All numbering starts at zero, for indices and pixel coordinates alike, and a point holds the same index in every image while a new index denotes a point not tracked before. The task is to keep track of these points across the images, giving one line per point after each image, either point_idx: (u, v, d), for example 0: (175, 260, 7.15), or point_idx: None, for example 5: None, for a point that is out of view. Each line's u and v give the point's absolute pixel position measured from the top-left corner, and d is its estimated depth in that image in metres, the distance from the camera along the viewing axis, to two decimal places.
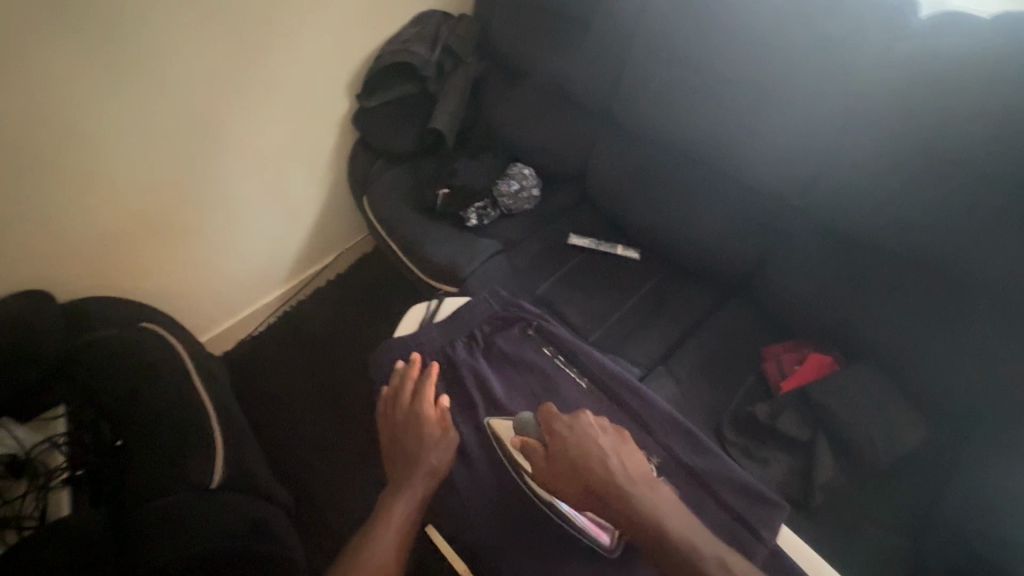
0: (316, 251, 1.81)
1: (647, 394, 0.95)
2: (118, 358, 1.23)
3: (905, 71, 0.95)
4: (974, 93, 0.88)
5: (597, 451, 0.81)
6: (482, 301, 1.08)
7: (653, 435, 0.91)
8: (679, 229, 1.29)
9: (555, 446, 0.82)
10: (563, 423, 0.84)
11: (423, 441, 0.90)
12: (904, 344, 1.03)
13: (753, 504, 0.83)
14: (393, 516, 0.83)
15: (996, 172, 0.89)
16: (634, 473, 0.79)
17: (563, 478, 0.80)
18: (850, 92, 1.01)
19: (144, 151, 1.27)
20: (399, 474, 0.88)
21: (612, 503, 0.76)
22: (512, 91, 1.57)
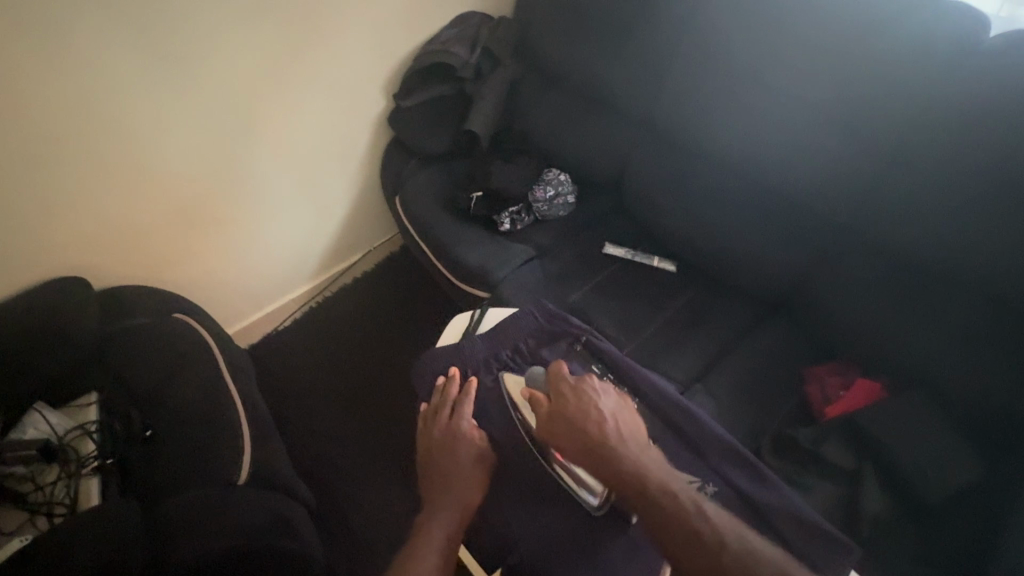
0: (346, 248, 1.81)
1: (701, 419, 0.91)
2: (152, 350, 1.24)
3: (968, 86, 0.90)
4: None
5: (597, 413, 0.84)
6: (527, 313, 1.06)
7: (707, 461, 0.88)
8: (718, 241, 1.25)
9: (556, 407, 0.86)
10: (567, 385, 0.88)
11: (458, 460, 0.89)
12: (957, 377, 0.98)
13: (810, 539, 0.79)
14: (433, 537, 0.82)
15: None
16: (628, 437, 0.81)
17: (557, 433, 0.83)
18: (910, 107, 0.97)
19: (185, 144, 1.29)
20: (435, 493, 0.86)
21: (601, 460, 0.79)
22: (549, 95, 1.55)
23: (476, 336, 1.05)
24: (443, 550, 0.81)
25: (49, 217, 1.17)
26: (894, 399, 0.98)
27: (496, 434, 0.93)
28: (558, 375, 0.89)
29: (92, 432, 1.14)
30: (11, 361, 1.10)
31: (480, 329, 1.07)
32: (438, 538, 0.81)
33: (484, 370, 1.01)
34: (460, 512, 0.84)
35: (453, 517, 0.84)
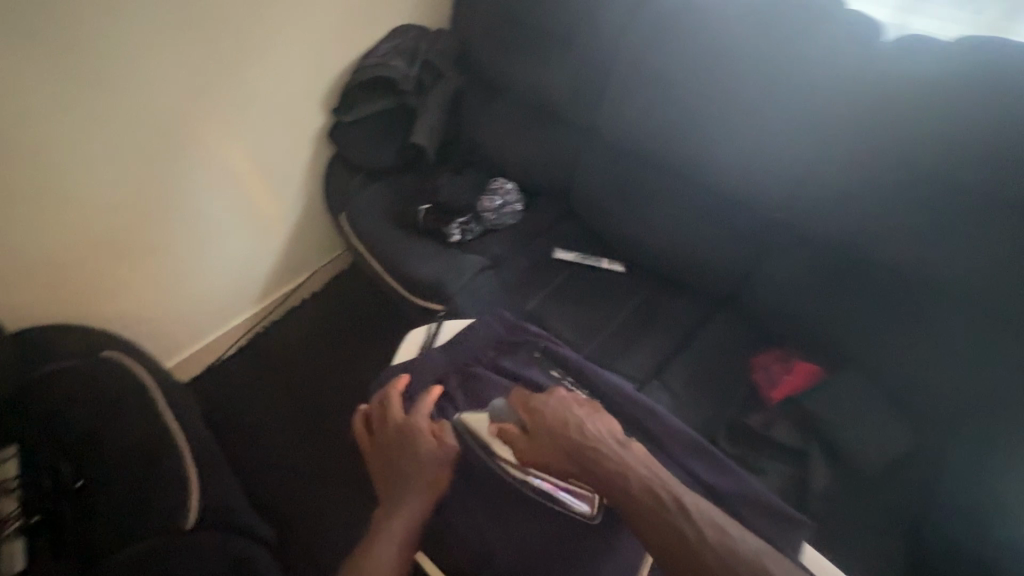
0: (291, 269, 1.74)
1: (658, 414, 0.94)
2: (82, 392, 1.15)
3: (870, 89, 1.00)
4: (939, 107, 0.93)
5: (575, 421, 0.85)
6: (485, 324, 1.08)
7: (667, 454, 0.91)
8: (663, 241, 1.30)
9: (535, 424, 0.85)
10: (539, 402, 0.88)
11: (419, 454, 0.87)
12: (886, 354, 1.05)
13: (767, 519, 0.82)
14: (393, 531, 0.81)
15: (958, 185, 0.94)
16: (609, 439, 0.83)
17: (541, 447, 0.83)
18: (826, 106, 1.05)
19: (108, 170, 1.22)
20: (396, 494, 0.85)
21: (589, 465, 0.80)
22: (491, 106, 1.57)
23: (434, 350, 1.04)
24: (402, 545, 0.80)
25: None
26: (832, 379, 1.04)
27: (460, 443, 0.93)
28: (526, 399, 0.88)
29: (12, 490, 1.03)
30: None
31: (439, 341, 1.06)
32: (395, 532, 0.81)
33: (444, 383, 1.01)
34: (417, 508, 0.83)
35: (414, 513, 0.83)
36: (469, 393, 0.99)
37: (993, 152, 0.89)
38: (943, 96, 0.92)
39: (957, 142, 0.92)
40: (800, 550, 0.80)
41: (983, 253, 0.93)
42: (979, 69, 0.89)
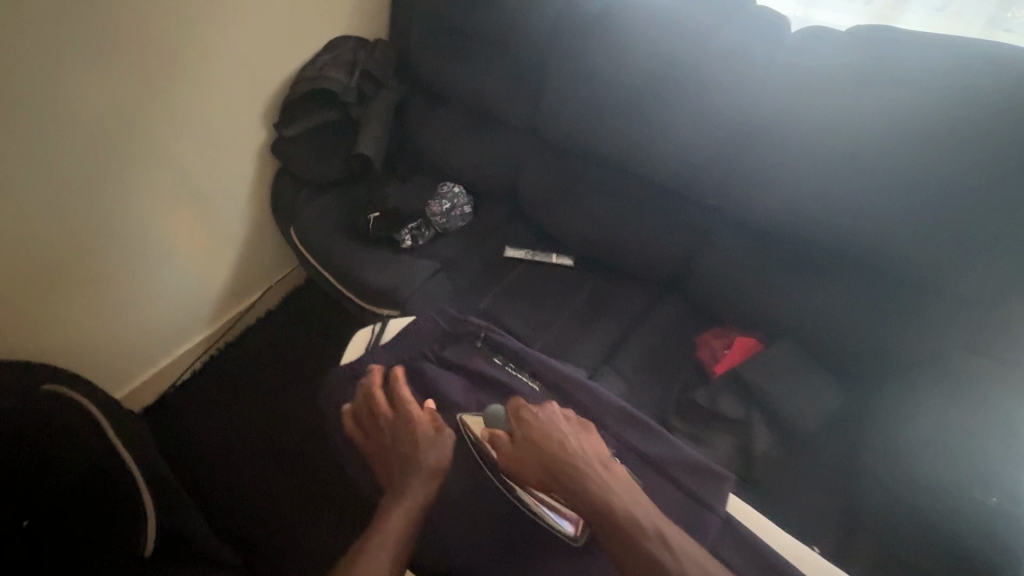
0: (243, 288, 1.71)
1: (596, 389, 0.98)
2: (16, 428, 1.08)
3: (786, 75, 1.06)
4: (845, 88, 1.00)
5: (563, 437, 0.83)
6: (428, 319, 1.09)
7: (604, 426, 0.94)
8: (606, 233, 1.35)
9: (521, 434, 0.84)
10: (530, 413, 0.87)
11: (416, 439, 0.86)
12: (816, 322, 1.13)
13: (701, 478, 0.87)
14: (393, 515, 0.78)
15: (868, 160, 1.00)
16: (594, 459, 0.81)
17: (524, 459, 0.82)
18: (742, 97, 1.12)
19: (36, 196, 1.17)
20: (397, 478, 0.83)
21: (570, 485, 0.78)
22: (435, 113, 1.59)
23: (388, 350, 1.05)
24: (402, 532, 0.76)
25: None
26: (768, 351, 1.11)
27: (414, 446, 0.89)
28: (518, 409, 0.87)
29: None
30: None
31: (383, 338, 1.08)
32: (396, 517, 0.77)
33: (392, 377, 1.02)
34: (423, 495, 0.80)
35: (413, 497, 0.80)
36: (419, 387, 1.00)
37: (889, 130, 0.96)
38: (841, 81, 1.00)
39: (859, 122, 0.99)
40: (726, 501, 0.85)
41: (889, 223, 1.00)
42: (874, 54, 0.97)
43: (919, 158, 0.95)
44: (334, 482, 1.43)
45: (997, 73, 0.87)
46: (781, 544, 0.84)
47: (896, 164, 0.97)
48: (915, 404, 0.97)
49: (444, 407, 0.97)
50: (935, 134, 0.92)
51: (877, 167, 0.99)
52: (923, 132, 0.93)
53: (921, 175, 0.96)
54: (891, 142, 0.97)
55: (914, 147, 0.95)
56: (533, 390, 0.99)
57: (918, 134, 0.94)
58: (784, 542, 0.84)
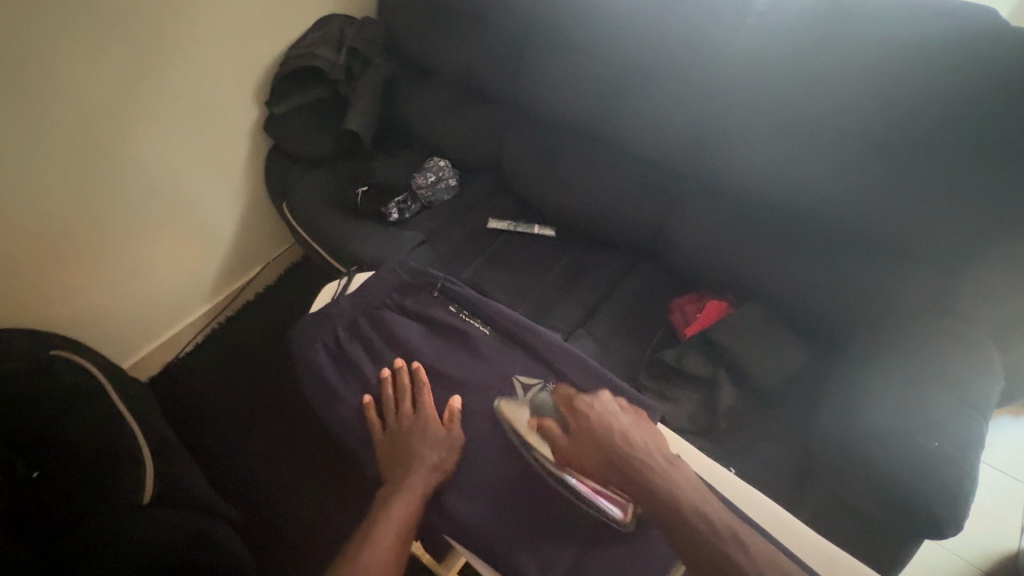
0: (240, 264, 1.78)
1: (546, 335, 0.95)
2: (27, 389, 1.16)
3: (753, 40, 1.06)
4: (809, 52, 1.01)
5: (621, 429, 0.78)
6: (387, 271, 1.04)
7: (550, 368, 0.93)
8: (584, 202, 1.39)
9: (578, 426, 0.80)
10: (585, 405, 0.82)
11: (427, 438, 0.83)
12: (783, 284, 1.16)
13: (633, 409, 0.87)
14: (394, 515, 0.76)
15: (834, 123, 1.02)
16: (655, 451, 0.76)
17: (582, 453, 0.77)
18: (712, 65, 1.13)
19: (40, 171, 1.23)
20: (397, 471, 0.81)
21: (633, 476, 0.73)
22: (421, 88, 1.62)
23: (355, 302, 1.01)
24: (400, 532, 0.75)
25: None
26: (737, 313, 1.14)
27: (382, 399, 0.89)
28: (573, 399, 0.83)
29: None
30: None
31: (350, 289, 1.05)
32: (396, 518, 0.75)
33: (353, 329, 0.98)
34: (422, 490, 0.79)
35: (414, 499, 0.78)
36: (380, 335, 0.98)
37: (851, 94, 0.98)
38: (802, 47, 1.01)
39: (826, 87, 1.00)
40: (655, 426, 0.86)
41: (852, 187, 1.03)
42: (837, 14, 0.97)
43: (882, 122, 0.97)
44: (325, 443, 1.49)
45: (955, 34, 0.88)
46: (743, 497, 0.80)
47: (857, 124, 0.99)
48: (870, 361, 1.02)
49: (406, 355, 0.95)
50: (896, 100, 0.94)
51: (843, 133, 1.01)
52: (886, 95, 0.95)
53: (883, 136, 0.98)
54: (854, 105, 0.98)
55: (877, 110, 0.96)
56: (485, 336, 0.97)
57: (878, 99, 0.96)
58: (746, 494, 0.81)
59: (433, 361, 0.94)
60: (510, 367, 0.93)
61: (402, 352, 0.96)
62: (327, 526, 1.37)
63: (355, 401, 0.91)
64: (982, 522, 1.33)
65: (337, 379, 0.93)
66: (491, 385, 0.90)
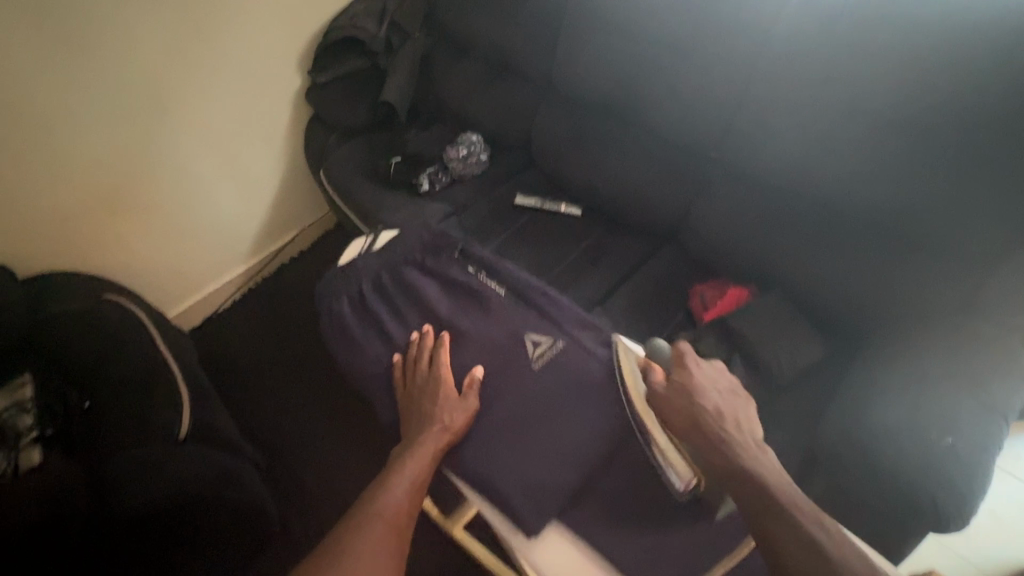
0: (277, 228, 1.85)
1: (559, 299, 0.98)
2: (81, 327, 1.27)
3: (791, 23, 1.06)
4: (846, 42, 1.00)
5: (716, 402, 0.78)
6: (413, 230, 1.08)
7: (562, 329, 0.94)
8: (612, 184, 1.39)
9: (679, 379, 0.81)
10: (693, 365, 0.82)
11: (440, 399, 0.84)
12: (805, 274, 1.15)
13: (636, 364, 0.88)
14: (406, 471, 0.79)
15: (871, 112, 0.99)
16: (741, 425, 0.77)
17: (672, 402, 0.79)
18: (750, 51, 1.12)
19: (97, 124, 1.32)
20: (414, 430, 0.83)
21: (716, 436, 0.75)
22: (457, 64, 1.64)
23: (381, 260, 1.05)
24: (413, 487, 0.78)
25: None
26: (757, 301, 1.13)
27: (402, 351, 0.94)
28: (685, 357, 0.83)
29: (27, 409, 1.17)
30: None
31: (377, 245, 1.07)
32: (409, 474, 0.79)
33: (377, 284, 1.03)
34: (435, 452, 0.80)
35: (428, 457, 0.80)
36: (401, 290, 1.02)
37: (892, 81, 0.96)
38: (842, 34, 1.00)
39: (867, 75, 0.98)
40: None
41: (882, 179, 1.01)
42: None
43: (919, 109, 0.94)
44: (347, 403, 1.56)
45: (1002, 22, 0.86)
46: None
47: (894, 112, 0.97)
48: (890, 355, 1.00)
49: (423, 311, 0.99)
50: (937, 88, 0.92)
51: (881, 124, 0.99)
52: (920, 81, 0.93)
53: (918, 125, 0.95)
54: (894, 93, 0.96)
55: (915, 98, 0.94)
56: (500, 294, 0.99)
57: (918, 87, 0.94)
58: None
59: (448, 316, 0.97)
60: (524, 326, 0.94)
61: (419, 307, 0.99)
62: (339, 481, 1.44)
63: (375, 350, 0.95)
64: (1004, 534, 1.29)
65: (358, 330, 0.97)
66: (500, 341, 0.92)
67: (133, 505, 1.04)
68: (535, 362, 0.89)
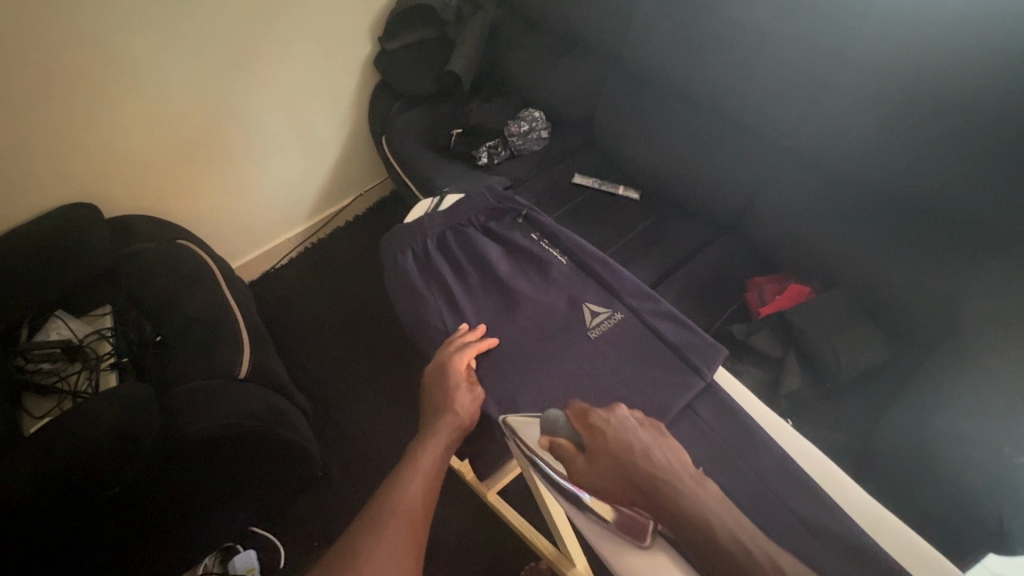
0: (338, 191, 1.91)
1: (619, 270, 0.97)
2: (159, 266, 1.38)
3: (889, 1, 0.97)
4: (943, 28, 0.92)
5: (641, 447, 0.69)
6: (479, 193, 1.08)
7: (621, 300, 0.93)
8: (674, 169, 1.36)
9: (594, 444, 0.70)
10: (599, 419, 0.73)
11: (450, 390, 0.83)
12: (874, 276, 1.09)
13: (694, 344, 0.86)
14: (421, 465, 0.78)
15: (961, 108, 0.92)
16: (678, 470, 0.67)
17: (601, 474, 0.67)
18: (835, 35, 1.05)
19: (180, 76, 1.38)
20: (428, 421, 0.82)
21: (658, 500, 0.64)
22: (525, 38, 1.63)
23: (446, 220, 1.06)
24: (426, 482, 0.77)
25: (46, 140, 1.27)
26: (820, 298, 1.09)
27: (462, 307, 0.95)
28: (587, 416, 0.73)
29: (106, 336, 1.27)
30: (20, 276, 1.21)
31: (442, 207, 1.08)
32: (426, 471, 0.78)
33: (439, 242, 1.04)
34: (445, 447, 0.80)
35: (440, 449, 0.79)
36: (464, 249, 1.03)
37: (993, 78, 0.88)
38: (945, 20, 0.91)
39: (964, 66, 0.90)
40: (715, 369, 0.84)
41: (966, 180, 0.94)
42: None
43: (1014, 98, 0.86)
44: (393, 361, 1.62)
45: None
46: (826, 475, 0.75)
47: (985, 107, 0.89)
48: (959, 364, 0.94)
49: (484, 271, 1.00)
50: None
51: (971, 127, 0.92)
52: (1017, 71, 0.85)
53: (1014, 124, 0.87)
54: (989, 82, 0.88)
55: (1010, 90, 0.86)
56: (561, 263, 0.99)
57: (1019, 84, 0.85)
58: (826, 469, 0.75)
59: (508, 277, 0.98)
60: (582, 294, 0.95)
61: (480, 266, 1.01)
62: (380, 435, 1.50)
63: (435, 302, 0.96)
64: None
65: (420, 282, 0.98)
66: (558, 307, 0.94)
67: (193, 431, 1.08)
68: (591, 330, 0.90)
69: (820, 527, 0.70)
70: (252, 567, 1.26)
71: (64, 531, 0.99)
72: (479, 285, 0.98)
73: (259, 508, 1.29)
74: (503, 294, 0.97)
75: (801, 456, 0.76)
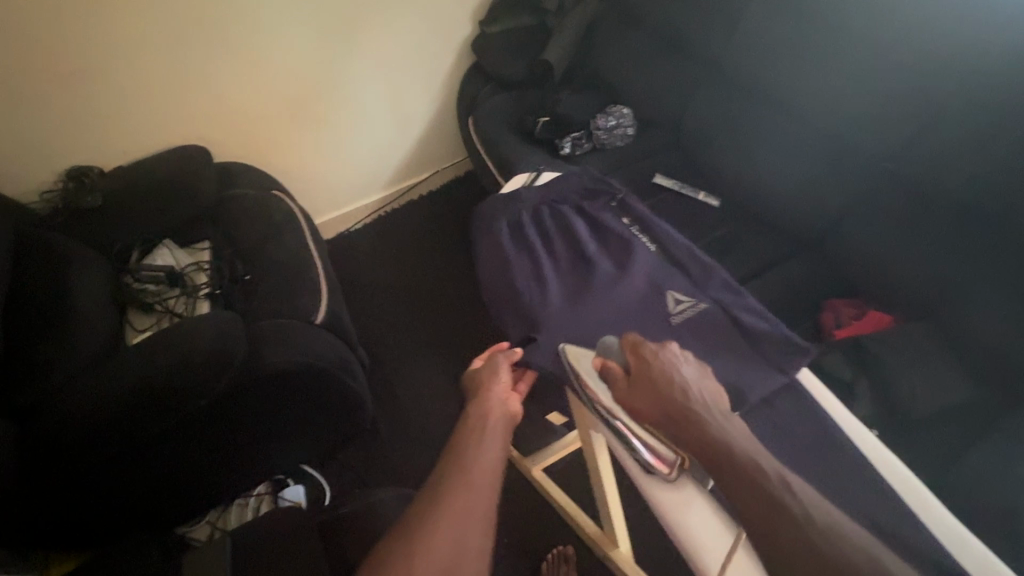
0: (420, 164, 1.99)
1: (710, 263, 0.99)
2: (256, 211, 1.48)
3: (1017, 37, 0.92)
4: None
5: (684, 381, 0.69)
6: (574, 174, 1.13)
7: (706, 293, 0.96)
8: (758, 181, 1.34)
9: (638, 373, 0.71)
10: (649, 348, 0.73)
11: (495, 383, 0.81)
12: (965, 315, 1.04)
13: (782, 347, 0.89)
14: (476, 468, 0.70)
15: None
16: (716, 406, 0.68)
17: (639, 398, 0.69)
18: (951, 64, 1.01)
19: (294, 39, 1.49)
20: (473, 424, 0.75)
21: (685, 427, 0.65)
22: (623, 35, 1.64)
23: (540, 194, 1.10)
24: (490, 481, 0.69)
25: (176, 85, 1.40)
26: (899, 328, 1.06)
27: (547, 277, 0.99)
28: (637, 344, 0.73)
29: (204, 268, 1.39)
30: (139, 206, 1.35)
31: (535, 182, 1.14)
32: (491, 454, 0.72)
33: (531, 216, 1.08)
34: (505, 442, 0.75)
35: (499, 443, 0.74)
36: (556, 226, 1.08)
37: None
38: None
39: None
40: (798, 369, 0.87)
41: None
42: None
43: None
44: (452, 333, 1.68)
45: None
46: (914, 494, 0.73)
47: None
48: None
49: (572, 248, 1.05)
50: None
51: None
52: None
53: None
54: None
55: None
56: (649, 249, 1.02)
57: None
58: (918, 492, 0.73)
59: (595, 255, 1.03)
60: (666, 282, 0.98)
61: (569, 243, 1.06)
62: (431, 401, 1.56)
63: (520, 270, 1.00)
64: None
65: (510, 249, 1.03)
66: (641, 291, 0.97)
67: (270, 365, 1.14)
68: (674, 316, 0.93)
69: (886, 528, 0.73)
70: (301, 501, 1.32)
71: (138, 440, 1.06)
72: (565, 261, 1.03)
73: (313, 451, 1.39)
74: (588, 269, 1.00)
75: (887, 471, 0.75)
